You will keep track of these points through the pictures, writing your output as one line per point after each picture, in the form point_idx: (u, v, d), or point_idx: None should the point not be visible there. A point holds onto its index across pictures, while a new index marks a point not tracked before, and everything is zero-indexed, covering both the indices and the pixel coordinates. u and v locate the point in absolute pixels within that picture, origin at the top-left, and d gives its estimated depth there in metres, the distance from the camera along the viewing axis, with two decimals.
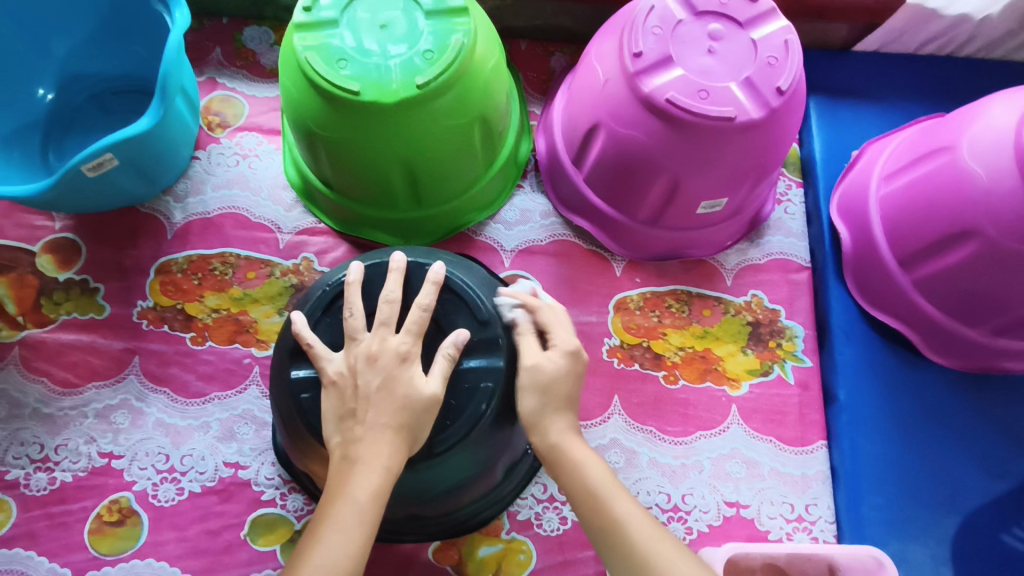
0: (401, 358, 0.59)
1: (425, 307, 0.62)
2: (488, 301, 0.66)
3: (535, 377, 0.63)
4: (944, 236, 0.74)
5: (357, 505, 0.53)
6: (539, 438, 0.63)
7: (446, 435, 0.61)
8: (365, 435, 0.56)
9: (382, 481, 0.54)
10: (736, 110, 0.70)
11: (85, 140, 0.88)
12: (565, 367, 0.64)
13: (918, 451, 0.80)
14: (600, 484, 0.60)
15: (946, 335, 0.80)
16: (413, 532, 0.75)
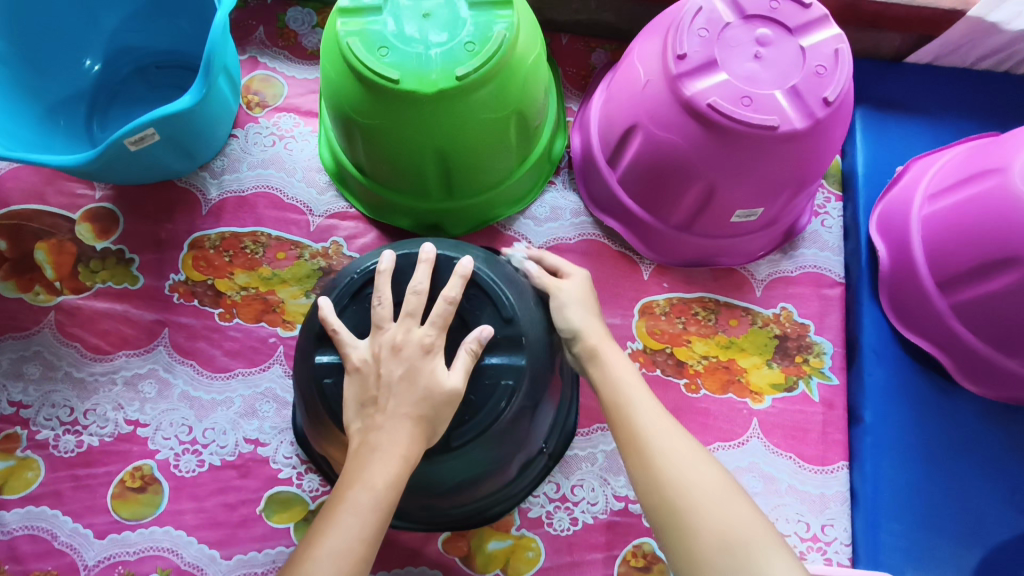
0: (425, 350, 0.59)
1: (451, 300, 0.61)
2: (514, 299, 0.65)
3: (567, 297, 0.70)
4: (988, 260, 0.71)
5: (373, 491, 0.53)
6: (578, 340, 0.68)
7: (464, 431, 0.62)
8: (385, 423, 0.56)
9: (399, 470, 0.55)
10: (780, 119, 0.68)
11: (128, 113, 0.90)
12: (588, 291, 0.72)
13: (943, 480, 0.78)
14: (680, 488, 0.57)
15: (982, 364, 0.77)
16: (423, 522, 0.75)
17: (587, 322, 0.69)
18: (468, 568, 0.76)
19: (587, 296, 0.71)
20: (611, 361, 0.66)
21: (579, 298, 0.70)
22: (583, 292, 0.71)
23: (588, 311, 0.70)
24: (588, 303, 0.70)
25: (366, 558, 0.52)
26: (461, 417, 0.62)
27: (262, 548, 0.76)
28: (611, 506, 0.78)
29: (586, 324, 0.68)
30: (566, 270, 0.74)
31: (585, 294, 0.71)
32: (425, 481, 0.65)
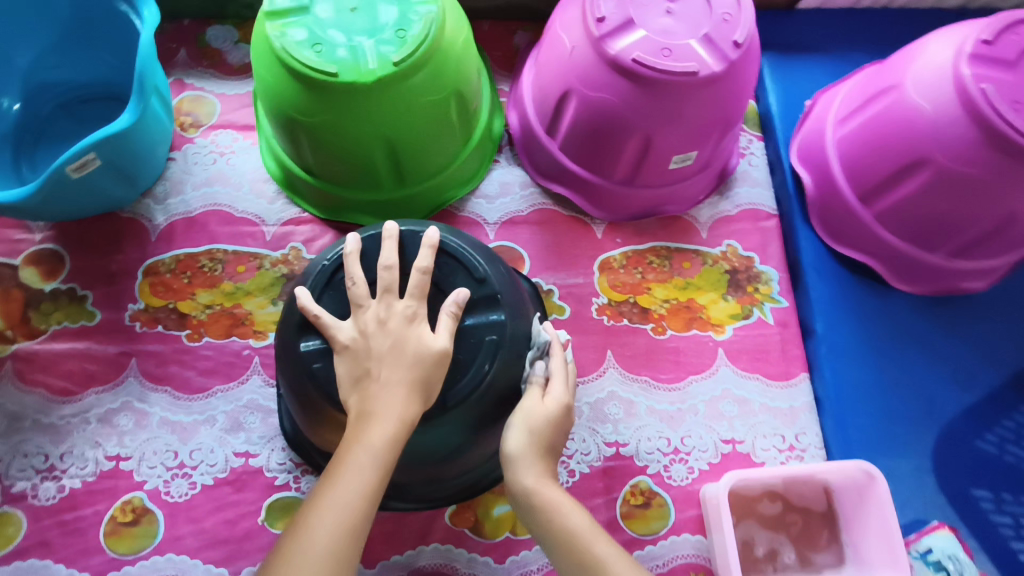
0: (409, 320, 0.61)
1: (424, 270, 0.64)
2: (483, 263, 0.69)
3: (528, 417, 0.64)
4: (897, 168, 0.79)
5: (372, 449, 0.56)
6: (514, 481, 0.62)
7: (458, 390, 0.64)
8: (380, 391, 0.58)
9: (397, 429, 0.57)
10: (699, 65, 0.74)
11: (58, 150, 0.87)
12: (557, 414, 0.65)
13: (893, 373, 0.86)
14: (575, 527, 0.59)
15: (909, 263, 0.85)
16: (427, 498, 0.78)
17: (527, 454, 0.63)
18: (478, 536, 0.79)
19: (547, 426, 0.64)
20: (553, 507, 0.60)
21: (532, 422, 0.64)
22: (545, 418, 0.64)
23: (535, 441, 0.63)
24: (541, 429, 0.64)
25: (370, 511, 0.55)
26: (453, 377, 0.65)
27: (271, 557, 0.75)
28: (604, 452, 0.83)
29: (527, 454, 0.63)
30: (554, 384, 0.67)
31: (545, 420, 0.64)
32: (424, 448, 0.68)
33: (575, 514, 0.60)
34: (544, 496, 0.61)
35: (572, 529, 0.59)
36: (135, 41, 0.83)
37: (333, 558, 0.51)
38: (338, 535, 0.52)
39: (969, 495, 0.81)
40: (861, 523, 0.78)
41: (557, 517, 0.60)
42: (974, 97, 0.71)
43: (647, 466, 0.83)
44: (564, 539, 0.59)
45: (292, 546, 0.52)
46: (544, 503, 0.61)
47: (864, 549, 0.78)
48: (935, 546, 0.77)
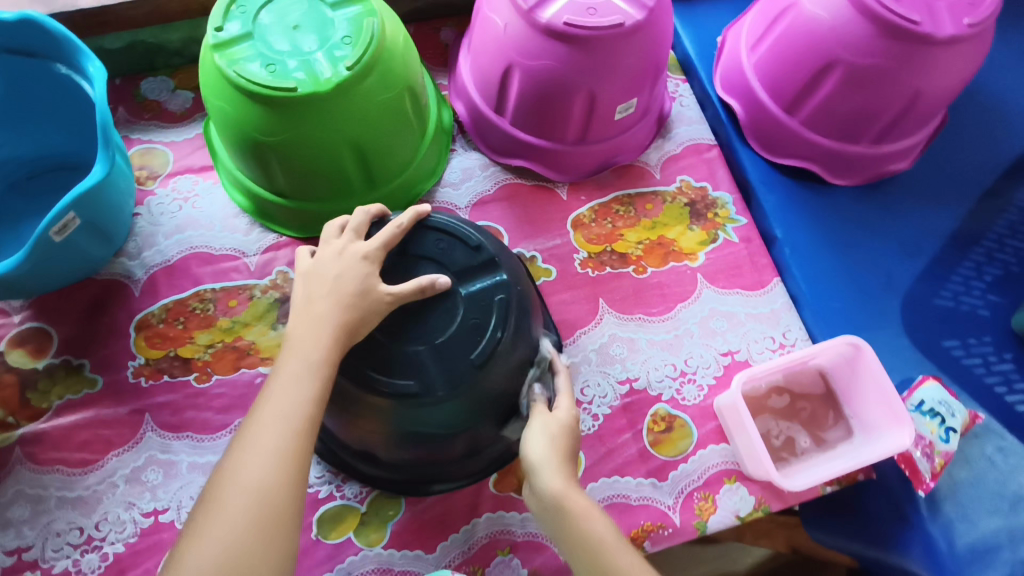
0: (360, 254, 0.69)
1: (399, 225, 0.72)
2: (476, 233, 0.75)
3: (547, 428, 0.69)
4: (812, 75, 0.88)
5: (308, 360, 0.62)
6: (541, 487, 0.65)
7: (480, 346, 0.69)
8: (318, 318, 0.64)
9: (330, 345, 0.63)
10: (623, 17, 0.81)
11: (17, 229, 0.86)
12: (570, 424, 0.71)
13: (852, 258, 0.95)
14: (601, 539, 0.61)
15: (841, 158, 0.95)
16: (466, 472, 0.81)
17: (547, 460, 0.66)
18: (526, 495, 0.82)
19: (562, 434, 0.69)
20: (579, 517, 0.63)
21: (551, 430, 0.69)
22: (562, 427, 0.70)
23: (555, 448, 0.67)
24: (558, 438, 0.69)
25: (312, 417, 0.60)
26: (477, 339, 0.69)
27: (334, 567, 0.77)
28: (619, 391, 0.88)
29: (548, 460, 0.66)
30: (559, 404, 0.72)
31: (560, 428, 0.69)
32: (463, 416, 0.71)
33: (599, 521, 0.63)
34: (570, 505, 0.63)
35: (596, 540, 0.61)
36: (85, 108, 0.84)
37: (270, 456, 0.57)
38: (274, 440, 0.58)
39: (941, 347, 0.91)
40: (857, 391, 0.86)
41: (584, 529, 0.62)
42: None
43: (661, 394, 0.88)
44: (589, 548, 0.61)
45: (241, 453, 0.58)
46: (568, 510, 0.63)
47: (867, 415, 0.85)
48: (927, 396, 0.85)
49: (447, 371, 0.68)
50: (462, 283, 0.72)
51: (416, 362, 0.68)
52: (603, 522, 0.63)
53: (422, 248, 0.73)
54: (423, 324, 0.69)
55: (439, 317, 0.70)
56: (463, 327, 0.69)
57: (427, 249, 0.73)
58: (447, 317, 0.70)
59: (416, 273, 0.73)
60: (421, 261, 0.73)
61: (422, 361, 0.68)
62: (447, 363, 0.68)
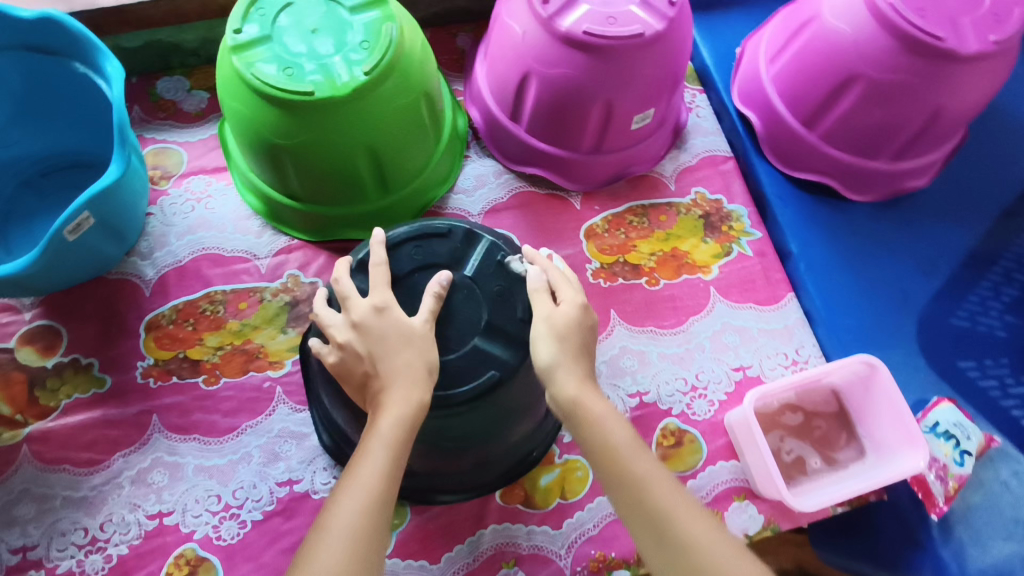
0: (374, 312, 0.65)
1: (381, 263, 0.69)
2: (444, 221, 0.74)
3: (551, 325, 0.67)
4: (833, 89, 0.87)
5: (382, 435, 0.60)
6: (556, 389, 0.65)
7: (517, 311, 0.70)
8: (387, 384, 0.62)
9: (411, 412, 0.61)
10: (642, 27, 0.80)
11: (30, 226, 0.86)
12: (577, 318, 0.68)
13: (867, 275, 0.94)
14: (622, 444, 0.63)
15: (859, 173, 0.94)
16: (477, 484, 0.80)
17: (560, 362, 0.66)
18: (532, 508, 0.81)
19: (569, 327, 0.67)
20: (596, 419, 0.64)
21: (557, 329, 0.67)
22: (565, 321, 0.67)
23: (565, 348, 0.66)
24: (566, 335, 0.67)
25: (391, 490, 0.59)
26: (511, 299, 0.71)
27: None
28: (629, 404, 0.87)
29: (562, 358, 0.66)
30: (562, 292, 0.69)
31: (565, 321, 0.67)
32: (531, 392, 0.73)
33: (618, 428, 0.64)
34: (588, 408, 0.64)
35: (613, 444, 0.63)
36: (100, 106, 0.83)
37: (355, 536, 0.56)
38: (360, 517, 0.57)
39: (957, 368, 0.90)
40: (872, 410, 0.85)
41: (601, 432, 0.63)
42: (886, 12, 0.80)
43: (671, 408, 0.87)
44: (607, 451, 0.63)
45: (314, 542, 0.56)
46: (586, 412, 0.64)
47: (880, 436, 0.84)
48: (942, 418, 0.84)
49: (509, 343, 0.69)
50: (458, 270, 0.72)
51: (482, 355, 0.68)
52: (619, 424, 0.64)
53: (404, 267, 0.71)
54: (464, 320, 0.69)
55: (467, 304, 0.70)
56: (489, 296, 0.70)
57: (409, 266, 0.71)
58: (473, 300, 0.70)
59: (417, 288, 0.71)
60: (412, 277, 0.71)
61: (490, 350, 0.68)
62: (504, 341, 0.69)
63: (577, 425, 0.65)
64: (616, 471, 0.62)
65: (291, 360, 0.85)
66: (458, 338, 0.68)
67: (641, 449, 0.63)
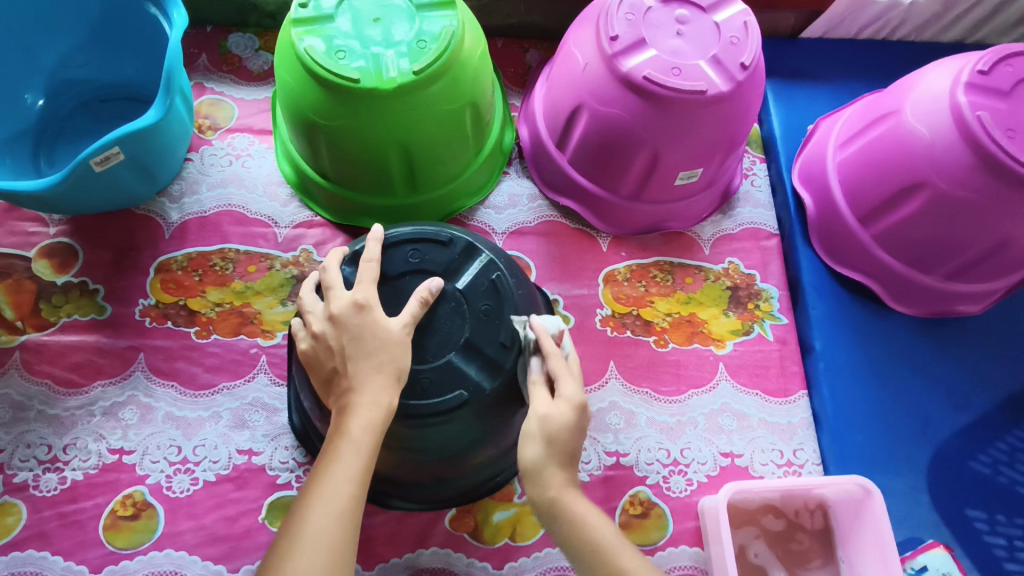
0: (351, 307, 0.64)
1: (371, 258, 0.68)
2: (447, 228, 0.73)
3: (545, 424, 0.63)
4: (896, 191, 0.82)
5: (352, 438, 0.59)
6: (536, 491, 0.63)
7: (502, 333, 0.68)
8: (355, 383, 0.61)
9: (380, 416, 0.60)
10: (706, 84, 0.77)
11: (77, 147, 0.89)
12: (573, 419, 0.64)
13: (890, 392, 0.87)
14: (602, 540, 0.62)
15: (906, 284, 0.88)
16: (431, 499, 0.78)
17: (544, 465, 0.63)
18: (478, 541, 0.79)
19: (563, 430, 0.64)
20: (578, 519, 0.63)
21: (550, 430, 0.63)
22: (561, 424, 0.64)
23: (553, 451, 0.63)
24: (559, 440, 0.64)
25: (360, 497, 0.59)
26: (497, 320, 0.69)
27: None
28: (604, 462, 0.83)
29: (547, 462, 0.63)
30: (562, 387, 0.65)
31: (563, 426, 0.64)
32: (501, 420, 0.70)
33: (601, 526, 0.63)
34: (570, 509, 0.63)
35: (601, 544, 0.62)
36: (164, 46, 0.86)
37: (330, 546, 0.55)
38: (330, 525, 0.56)
39: (963, 515, 0.82)
40: (855, 536, 0.79)
41: (588, 532, 0.62)
42: (971, 124, 0.74)
43: (646, 476, 0.83)
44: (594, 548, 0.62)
45: (285, 547, 0.55)
46: (568, 513, 0.63)
47: (858, 566, 0.78)
48: (931, 563, 0.77)
49: (485, 365, 0.67)
50: (452, 280, 0.70)
51: (455, 372, 0.66)
52: (601, 522, 0.64)
53: (395, 268, 0.71)
54: (444, 334, 0.67)
55: (451, 317, 0.68)
56: (475, 314, 0.68)
57: (401, 268, 0.71)
58: (458, 316, 0.68)
59: (406, 290, 0.70)
60: (403, 278, 0.70)
61: (465, 369, 0.66)
62: (480, 361, 0.67)
63: (557, 525, 0.63)
64: (598, 563, 0.62)
65: (283, 333, 0.85)
66: (435, 350, 0.67)
67: (619, 541, 0.63)
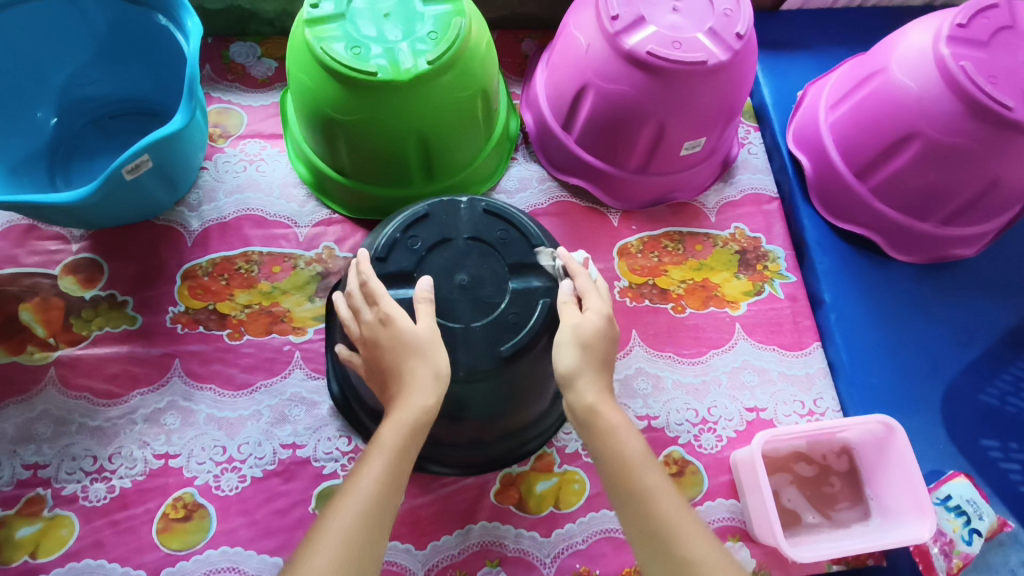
0: (371, 326, 0.65)
1: (372, 275, 0.68)
2: (430, 203, 0.74)
3: (578, 331, 0.67)
4: (890, 144, 0.86)
5: (382, 443, 0.61)
6: (574, 398, 0.65)
7: (531, 233, 0.74)
8: (398, 394, 0.64)
9: (415, 417, 0.62)
10: (706, 55, 0.81)
11: (91, 165, 0.91)
12: (602, 327, 0.68)
13: (899, 336, 0.92)
14: (632, 452, 0.63)
15: (905, 233, 0.92)
16: (496, 458, 0.82)
17: (581, 369, 0.66)
18: (524, 512, 0.81)
19: (596, 336, 0.67)
20: (611, 433, 0.64)
21: (583, 334, 0.67)
22: (593, 330, 0.67)
23: (588, 355, 0.66)
24: (591, 344, 0.67)
25: (387, 503, 0.59)
26: (516, 237, 0.74)
27: None
28: (636, 426, 0.86)
29: (583, 368, 0.66)
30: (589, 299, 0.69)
31: (594, 330, 0.67)
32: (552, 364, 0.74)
33: (631, 441, 0.64)
34: (605, 419, 0.64)
35: (628, 458, 0.63)
36: (178, 63, 0.87)
37: (349, 540, 0.56)
38: (352, 522, 0.57)
39: (978, 445, 0.87)
40: (881, 472, 0.83)
41: (617, 444, 0.63)
42: (956, 74, 0.79)
43: (678, 436, 0.86)
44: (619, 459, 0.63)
45: (307, 540, 0.57)
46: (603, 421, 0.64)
47: (887, 500, 0.82)
48: (955, 492, 0.81)
49: (535, 270, 0.73)
50: (459, 234, 0.73)
51: (524, 293, 0.71)
52: (633, 437, 0.64)
53: (408, 263, 0.71)
54: (488, 275, 0.71)
55: (480, 262, 0.72)
56: (499, 245, 0.73)
57: (413, 259, 0.71)
58: (487, 258, 0.72)
59: (433, 268, 0.71)
60: (422, 263, 0.71)
61: (529, 285, 0.71)
62: (525, 269, 0.72)
63: (590, 434, 0.65)
64: (627, 483, 0.62)
65: (314, 329, 0.87)
66: (495, 291, 0.70)
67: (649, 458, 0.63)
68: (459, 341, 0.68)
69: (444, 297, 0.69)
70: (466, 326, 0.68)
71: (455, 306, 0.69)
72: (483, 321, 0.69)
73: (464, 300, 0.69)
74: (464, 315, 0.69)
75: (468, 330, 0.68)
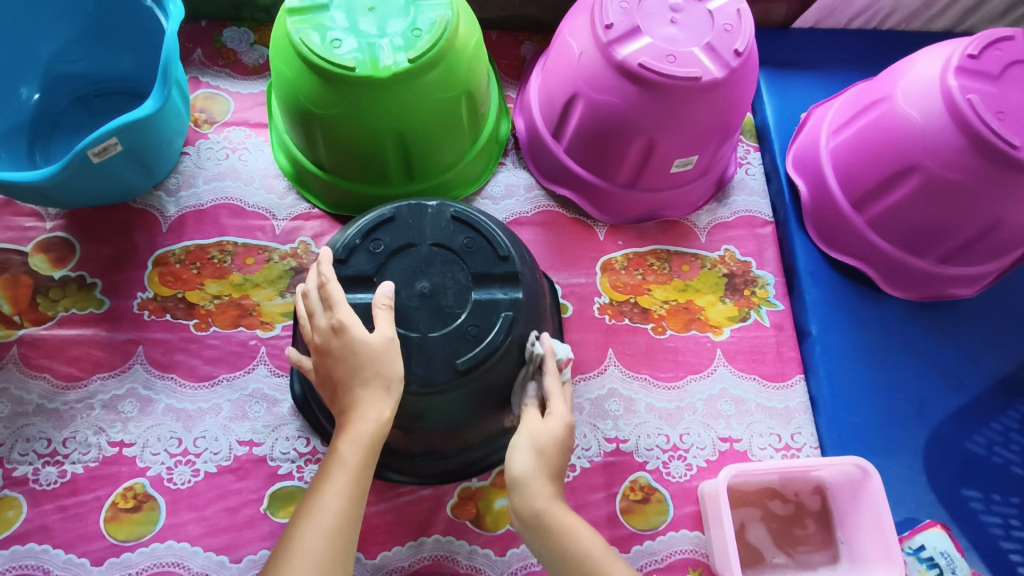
0: (326, 334, 0.63)
1: (332, 279, 0.65)
2: (397, 207, 0.72)
3: (534, 437, 0.66)
4: (889, 175, 0.83)
5: (342, 458, 0.60)
6: (523, 501, 0.63)
7: (499, 243, 0.71)
8: (353, 404, 0.61)
9: (371, 432, 0.60)
10: (701, 72, 0.78)
11: (72, 141, 0.89)
12: (563, 436, 0.67)
13: (885, 375, 0.88)
14: (590, 549, 0.61)
15: (900, 268, 0.88)
16: (453, 472, 0.80)
17: (533, 475, 0.64)
18: (480, 528, 0.79)
19: (553, 442, 0.66)
20: (561, 539, 0.61)
21: (539, 441, 0.66)
22: (552, 438, 0.66)
23: (542, 461, 0.64)
24: (548, 454, 0.65)
25: (354, 518, 0.58)
26: (484, 246, 0.71)
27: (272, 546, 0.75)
28: (604, 448, 0.84)
29: (535, 473, 0.64)
30: (553, 403, 0.68)
31: (553, 443, 0.66)
32: (514, 379, 0.71)
33: (587, 538, 0.61)
34: (555, 519, 0.62)
35: (583, 559, 0.60)
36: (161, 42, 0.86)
37: (318, 563, 0.55)
38: (321, 542, 0.56)
39: (959, 495, 0.83)
40: (854, 517, 0.80)
41: (567, 545, 0.61)
42: (961, 107, 0.75)
43: (647, 462, 0.84)
44: (578, 564, 0.60)
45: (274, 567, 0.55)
46: (554, 524, 0.62)
47: (858, 546, 0.79)
48: (929, 543, 0.79)
49: (500, 283, 0.70)
50: (423, 240, 0.71)
51: (486, 305, 0.68)
52: (589, 535, 0.62)
53: (368, 267, 0.69)
54: (450, 285, 0.69)
55: (444, 270, 0.70)
56: (465, 252, 0.70)
57: (373, 264, 0.69)
58: (451, 266, 0.70)
59: (393, 273, 0.69)
60: (383, 269, 0.69)
61: (492, 297, 0.69)
62: (489, 281, 0.70)
63: (539, 541, 0.62)
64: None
65: (282, 325, 0.85)
66: (456, 301, 0.68)
67: (606, 550, 0.61)
68: (415, 351, 0.66)
69: (404, 305, 0.67)
70: (423, 336, 0.66)
71: (413, 315, 0.67)
72: (440, 331, 0.67)
73: (422, 308, 0.67)
74: (421, 324, 0.67)
75: (424, 339, 0.66)
